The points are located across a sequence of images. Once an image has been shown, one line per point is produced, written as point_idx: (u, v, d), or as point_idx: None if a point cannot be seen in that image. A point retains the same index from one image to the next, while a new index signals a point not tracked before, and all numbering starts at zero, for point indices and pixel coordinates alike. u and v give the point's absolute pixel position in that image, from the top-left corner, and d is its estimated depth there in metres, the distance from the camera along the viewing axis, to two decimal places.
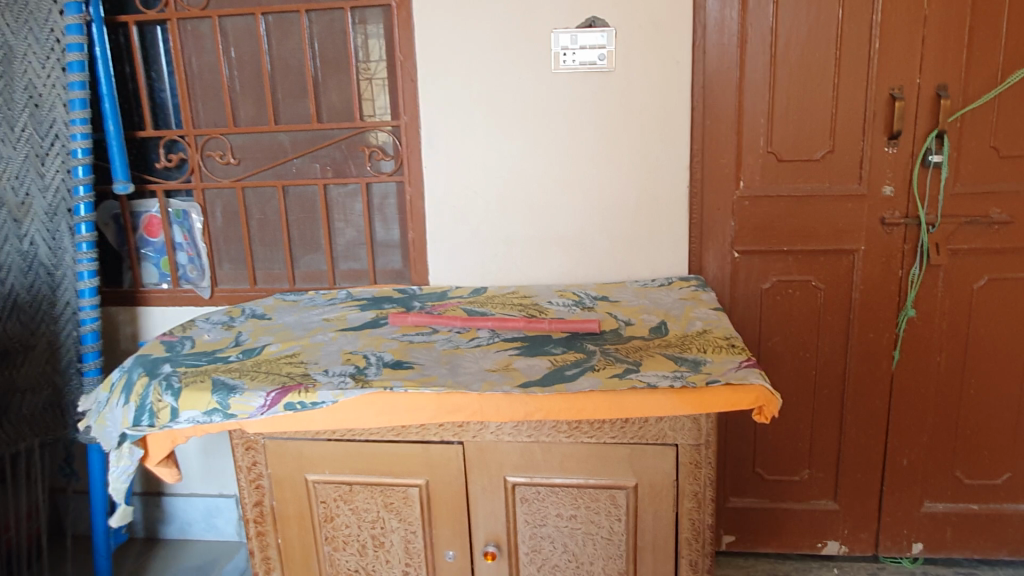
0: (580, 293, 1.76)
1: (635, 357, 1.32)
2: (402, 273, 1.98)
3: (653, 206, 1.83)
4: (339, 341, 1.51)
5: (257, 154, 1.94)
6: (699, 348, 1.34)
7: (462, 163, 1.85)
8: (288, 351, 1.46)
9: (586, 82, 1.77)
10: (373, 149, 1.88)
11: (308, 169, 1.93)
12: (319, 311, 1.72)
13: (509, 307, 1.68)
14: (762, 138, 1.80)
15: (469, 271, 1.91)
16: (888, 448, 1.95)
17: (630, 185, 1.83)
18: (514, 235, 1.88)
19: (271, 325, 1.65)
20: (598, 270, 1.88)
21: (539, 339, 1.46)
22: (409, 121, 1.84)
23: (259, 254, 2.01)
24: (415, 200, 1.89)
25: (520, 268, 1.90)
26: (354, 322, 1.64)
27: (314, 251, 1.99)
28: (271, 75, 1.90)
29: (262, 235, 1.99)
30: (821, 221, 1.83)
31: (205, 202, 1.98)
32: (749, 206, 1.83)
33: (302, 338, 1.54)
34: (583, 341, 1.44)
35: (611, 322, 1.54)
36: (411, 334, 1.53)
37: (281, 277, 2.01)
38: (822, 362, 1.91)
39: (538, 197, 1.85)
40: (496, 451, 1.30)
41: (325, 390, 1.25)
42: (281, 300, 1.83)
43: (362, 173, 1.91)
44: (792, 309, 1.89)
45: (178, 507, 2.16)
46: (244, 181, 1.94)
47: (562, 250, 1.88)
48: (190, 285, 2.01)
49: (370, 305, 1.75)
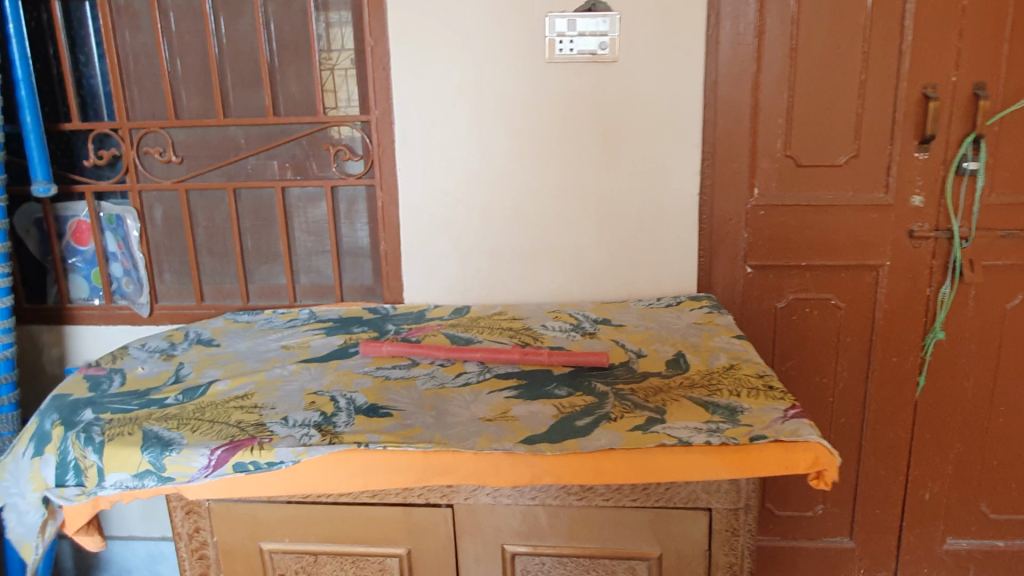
0: (578, 314, 1.55)
1: (657, 403, 1.12)
2: (372, 289, 1.74)
3: (658, 215, 1.63)
4: (301, 378, 1.27)
5: (204, 152, 1.68)
6: (731, 391, 1.14)
7: (441, 165, 1.62)
8: (238, 391, 1.22)
9: (584, 74, 1.56)
10: (339, 147, 1.64)
11: (263, 168, 1.68)
12: (276, 337, 1.48)
13: (498, 332, 1.46)
14: (780, 140, 1.61)
15: (449, 287, 1.69)
16: (909, 481, 1.79)
17: (633, 192, 1.62)
18: (501, 247, 1.66)
19: (220, 355, 1.40)
20: (595, 286, 1.67)
21: (538, 376, 1.24)
22: (381, 115, 1.60)
23: (208, 266, 1.75)
24: (388, 207, 1.65)
25: (508, 284, 1.68)
26: (318, 351, 1.40)
27: (270, 263, 1.74)
28: (219, 60, 1.64)
29: (211, 244, 1.74)
30: (842, 235, 1.65)
31: (143, 206, 1.71)
32: (764, 216, 1.64)
33: (256, 373, 1.30)
34: (590, 378, 1.22)
35: (619, 353, 1.33)
36: (387, 369, 1.30)
37: (233, 292, 1.76)
38: (839, 388, 1.75)
39: (529, 204, 1.63)
40: (492, 516, 1.08)
41: (283, 447, 1.01)
42: (232, 321, 1.59)
43: (327, 175, 1.67)
44: (808, 330, 1.71)
45: (114, 552, 1.89)
46: (188, 182, 1.68)
47: (556, 265, 1.66)
48: (126, 302, 1.75)
49: (336, 329, 1.51)
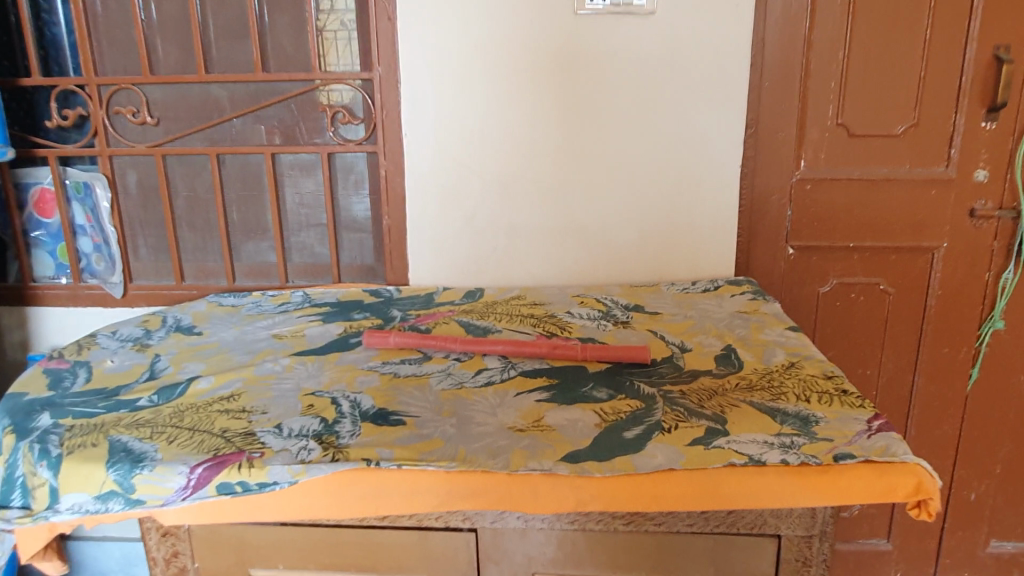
0: (605, 299, 1.39)
1: (713, 410, 0.96)
2: (373, 270, 1.56)
3: (695, 189, 1.46)
4: (296, 375, 1.10)
5: (182, 112, 1.48)
6: (798, 393, 0.99)
7: (452, 130, 1.44)
8: (224, 392, 1.05)
9: (617, 29, 1.37)
10: (337, 109, 1.45)
11: (250, 132, 1.49)
12: (266, 324, 1.31)
13: (518, 320, 1.29)
14: (832, 107, 1.43)
15: (460, 267, 1.52)
16: (954, 480, 1.66)
17: (668, 164, 1.45)
18: (519, 223, 1.49)
19: (202, 345, 1.22)
20: (622, 268, 1.51)
21: (571, 375, 1.07)
22: (385, 73, 1.41)
23: (189, 242, 1.56)
24: (392, 178, 1.47)
25: (525, 265, 1.51)
26: (315, 342, 1.23)
27: (258, 239, 1.56)
28: (200, 6, 1.43)
29: (191, 217, 1.55)
30: (896, 213, 1.49)
31: (114, 172, 1.52)
32: (811, 191, 1.48)
33: (244, 368, 1.13)
34: (630, 377, 1.06)
35: (660, 347, 1.16)
36: (396, 365, 1.13)
37: (216, 272, 1.57)
38: (884, 381, 1.60)
39: (551, 177, 1.46)
40: (523, 542, 0.92)
41: (277, 464, 0.85)
42: (216, 305, 1.41)
43: (322, 140, 1.48)
44: (853, 317, 1.56)
45: (87, 555, 1.72)
46: (166, 147, 1.49)
47: (579, 244, 1.50)
48: (95, 281, 1.56)
49: (334, 315, 1.34)
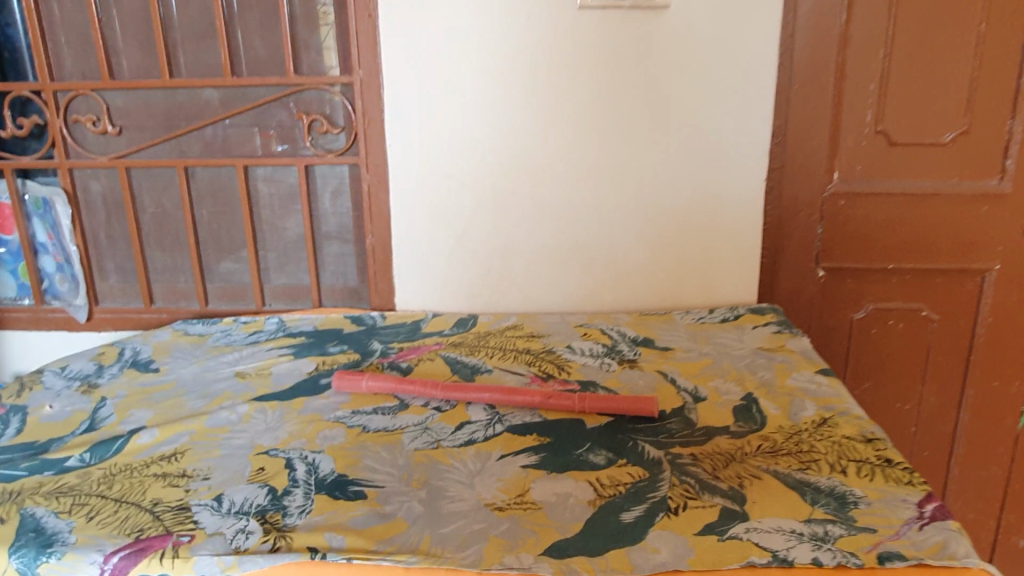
0: (611, 331, 1.24)
1: (731, 482, 0.81)
2: (357, 292, 1.41)
3: (714, 206, 1.30)
4: (252, 427, 0.97)
5: (147, 120, 1.34)
6: (832, 460, 0.84)
7: (442, 140, 1.29)
8: (166, 450, 0.92)
9: (627, 25, 1.21)
10: (313, 117, 1.30)
11: (238, 139, 1.34)
12: (231, 359, 1.17)
13: (511, 358, 1.15)
14: (870, 112, 1.27)
15: (452, 290, 1.38)
16: (1001, 526, 1.50)
17: (683, 178, 1.29)
18: (517, 242, 1.34)
19: (155, 386, 1.09)
20: (632, 292, 1.36)
21: (566, 432, 0.93)
22: (367, 76, 1.26)
23: (157, 261, 1.43)
24: (376, 192, 1.32)
25: (524, 288, 1.37)
26: (281, 383, 1.09)
27: (232, 259, 1.41)
28: (163, 3, 1.29)
29: (160, 235, 1.41)
30: (942, 231, 1.32)
31: (75, 186, 1.39)
32: (846, 207, 1.31)
33: (195, 417, 0.99)
34: (634, 435, 0.92)
35: (670, 394, 1.01)
36: (367, 415, 0.99)
37: (187, 294, 1.44)
38: (924, 418, 1.43)
39: (552, 191, 1.31)
40: None
41: (206, 554, 0.72)
42: (181, 334, 1.29)
43: (299, 150, 1.33)
44: (891, 346, 1.39)
45: None
46: (129, 158, 1.36)
47: (584, 265, 1.34)
48: (59, 303, 1.45)
49: (308, 349, 1.21)
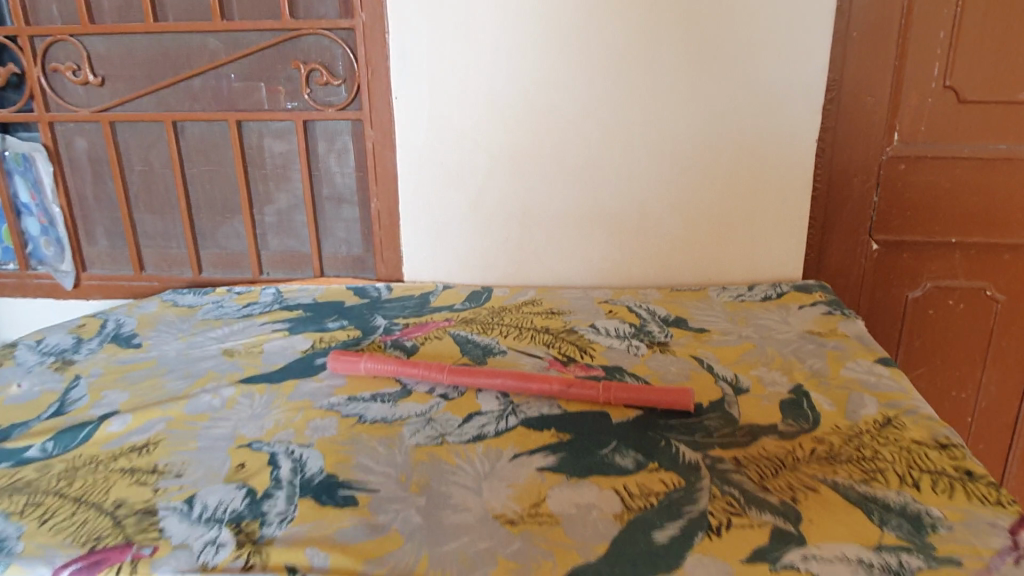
0: (640, 308, 1.12)
1: (781, 495, 0.69)
2: (361, 261, 1.30)
3: (758, 170, 1.16)
4: (235, 414, 0.86)
5: (131, 69, 1.22)
6: (900, 471, 0.71)
7: (455, 94, 1.16)
8: (137, 441, 0.81)
9: None
10: (312, 67, 1.17)
11: (230, 92, 1.21)
12: (219, 335, 1.06)
13: (527, 338, 1.03)
14: (938, 65, 1.11)
15: (465, 260, 1.26)
16: None
17: (724, 138, 1.15)
18: (537, 209, 1.21)
19: (135, 363, 0.99)
20: (663, 265, 1.23)
21: (588, 428, 0.81)
22: (371, 21, 1.13)
23: (146, 224, 1.32)
24: (382, 152, 1.20)
25: (544, 260, 1.24)
26: (272, 362, 0.99)
27: (226, 224, 1.30)
28: None
29: (149, 196, 1.30)
30: (1014, 201, 1.17)
31: (58, 142, 1.28)
32: (906, 173, 1.17)
33: (174, 401, 0.89)
34: (666, 433, 0.80)
35: (707, 385, 0.89)
36: (363, 403, 0.88)
37: (180, 260, 1.33)
38: (982, 408, 1.30)
39: (576, 153, 1.18)
40: None
41: (167, 571, 0.62)
42: (169, 305, 1.18)
43: (297, 104, 1.21)
44: (950, 328, 1.25)
45: None
46: (114, 111, 1.24)
47: (610, 235, 1.22)
48: (45, 268, 1.36)
49: (305, 324, 1.10)
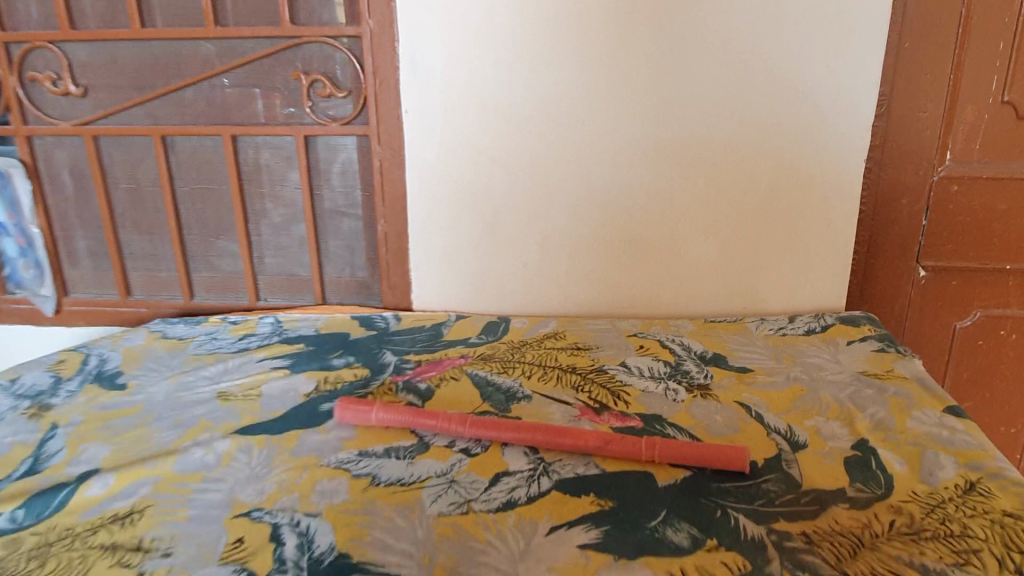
0: (673, 343, 1.03)
1: None
2: (367, 287, 1.20)
3: (800, 192, 1.07)
4: (232, 473, 0.77)
5: (115, 79, 1.12)
6: (996, 552, 0.62)
7: (470, 108, 1.06)
8: (119, 508, 0.72)
9: None
10: (314, 77, 1.07)
11: (223, 104, 1.11)
12: (213, 374, 0.97)
13: (553, 379, 0.94)
14: (998, 79, 1.02)
15: (481, 286, 1.17)
16: None
17: (764, 157, 1.05)
18: (558, 232, 1.12)
19: (118, 409, 0.89)
20: (694, 293, 1.14)
21: (632, 494, 0.72)
22: (380, 28, 1.03)
23: (133, 245, 1.21)
24: (390, 170, 1.10)
25: (566, 286, 1.15)
26: (272, 408, 0.89)
27: (220, 246, 1.20)
28: None
29: (136, 216, 1.20)
30: None
31: (36, 157, 1.17)
32: (959, 195, 1.08)
33: (161, 458, 0.79)
34: (722, 501, 0.71)
35: (759, 438, 0.80)
36: (376, 460, 0.78)
37: (169, 285, 1.23)
38: None
39: (601, 171, 1.08)
40: None
41: None
42: (157, 337, 1.08)
43: (298, 118, 1.11)
44: (1000, 360, 1.17)
45: None
46: (97, 124, 1.14)
47: (638, 261, 1.13)
48: (24, 292, 1.25)
49: (307, 361, 1.00)
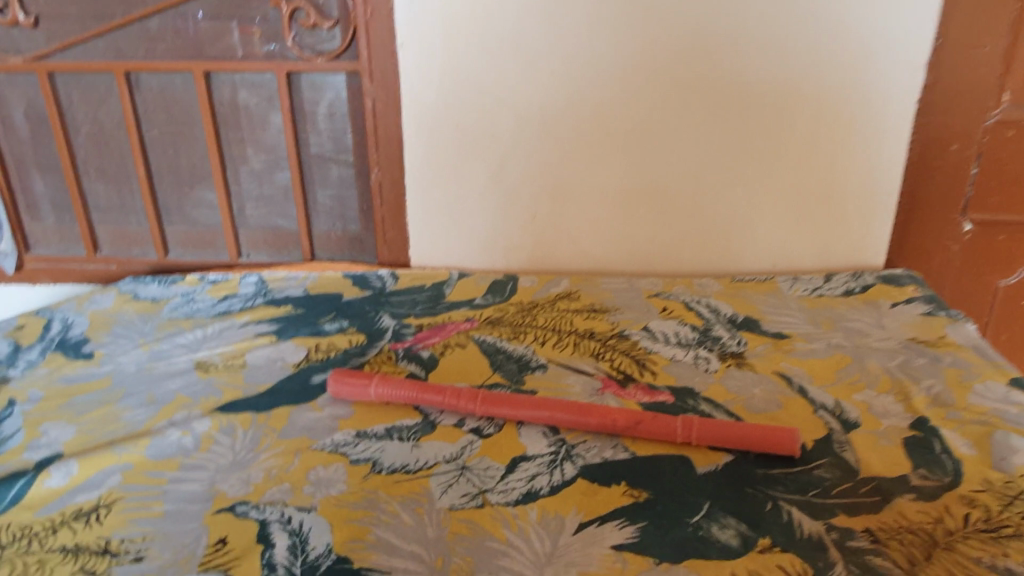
0: (699, 305, 0.94)
1: None
2: (360, 242, 1.10)
3: (839, 138, 0.97)
4: (212, 459, 0.67)
5: (70, 6, 0.98)
6: None
7: (474, 42, 0.94)
8: (84, 503, 0.62)
9: None
10: (297, 5, 0.95)
11: (193, 35, 0.98)
12: (190, 342, 0.87)
13: (569, 345, 0.85)
14: None
15: (486, 242, 1.07)
16: None
17: (802, 99, 0.95)
18: (572, 182, 1.02)
19: (83, 383, 0.80)
20: (718, 248, 1.05)
21: (669, 482, 0.64)
22: None
23: (99, 195, 1.10)
24: (384, 112, 0.99)
25: (578, 242, 1.06)
26: (257, 380, 0.79)
27: (195, 197, 1.09)
28: None
29: (101, 165, 1.08)
30: None
31: None
32: (1014, 141, 0.98)
33: (132, 441, 0.69)
34: (770, 490, 0.63)
35: (805, 415, 0.72)
36: (377, 442, 0.69)
37: (142, 239, 1.12)
38: None
39: (620, 114, 0.97)
40: None
41: None
42: (128, 299, 0.98)
43: (279, 53, 0.98)
44: None
45: None
46: (51, 59, 1.01)
47: (658, 214, 1.03)
48: None
49: (296, 326, 0.90)
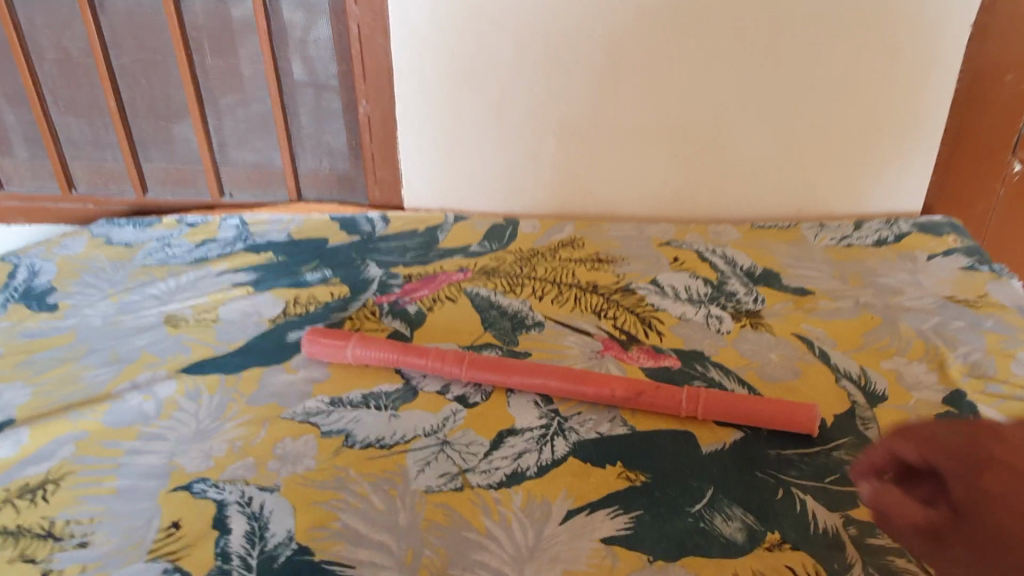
0: (715, 255, 0.86)
1: None
2: (350, 181, 1.02)
3: (877, 67, 0.86)
4: (172, 428, 0.62)
5: None
6: None
7: None
8: (31, 477, 0.58)
9: None
10: None
11: None
12: (161, 293, 0.80)
13: (569, 300, 0.78)
14: None
15: (485, 183, 0.99)
16: None
17: (840, 22, 0.84)
18: (579, 118, 0.92)
19: (44, 339, 0.74)
20: (738, 191, 0.96)
21: (670, 464, 0.57)
22: None
23: (70, 128, 1.02)
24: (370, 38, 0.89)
25: (585, 184, 0.97)
26: (229, 336, 0.74)
27: (173, 132, 1.02)
28: None
29: (70, 96, 1.00)
30: None
31: None
32: None
33: (89, 407, 0.64)
34: (783, 475, 0.56)
35: (825, 387, 0.65)
36: (351, 411, 0.63)
37: (120, 175, 1.06)
38: None
39: (634, 42, 0.87)
40: None
41: None
42: (100, 244, 0.91)
43: None
44: None
45: None
46: None
47: (673, 153, 0.94)
48: None
49: (275, 275, 0.84)
